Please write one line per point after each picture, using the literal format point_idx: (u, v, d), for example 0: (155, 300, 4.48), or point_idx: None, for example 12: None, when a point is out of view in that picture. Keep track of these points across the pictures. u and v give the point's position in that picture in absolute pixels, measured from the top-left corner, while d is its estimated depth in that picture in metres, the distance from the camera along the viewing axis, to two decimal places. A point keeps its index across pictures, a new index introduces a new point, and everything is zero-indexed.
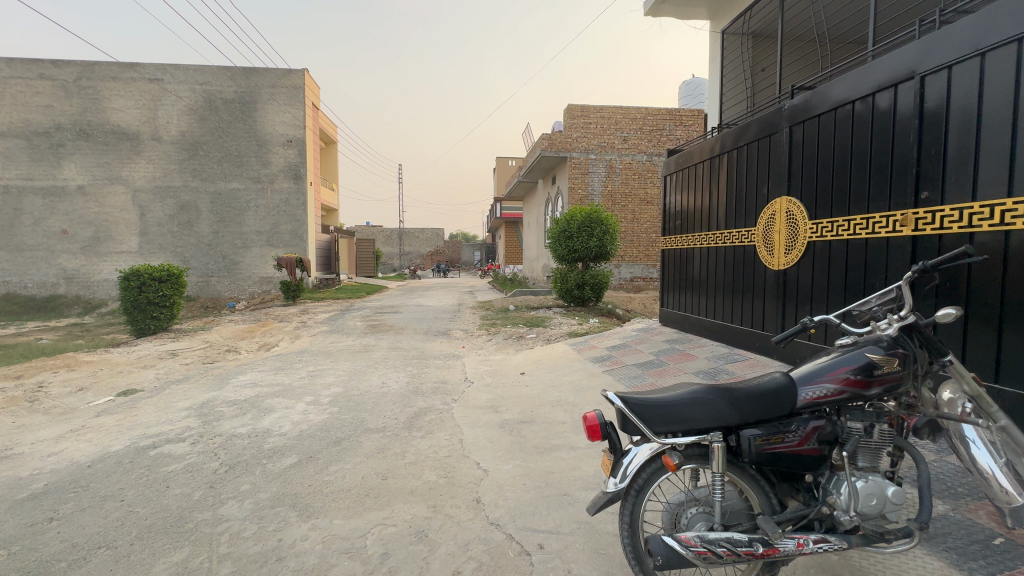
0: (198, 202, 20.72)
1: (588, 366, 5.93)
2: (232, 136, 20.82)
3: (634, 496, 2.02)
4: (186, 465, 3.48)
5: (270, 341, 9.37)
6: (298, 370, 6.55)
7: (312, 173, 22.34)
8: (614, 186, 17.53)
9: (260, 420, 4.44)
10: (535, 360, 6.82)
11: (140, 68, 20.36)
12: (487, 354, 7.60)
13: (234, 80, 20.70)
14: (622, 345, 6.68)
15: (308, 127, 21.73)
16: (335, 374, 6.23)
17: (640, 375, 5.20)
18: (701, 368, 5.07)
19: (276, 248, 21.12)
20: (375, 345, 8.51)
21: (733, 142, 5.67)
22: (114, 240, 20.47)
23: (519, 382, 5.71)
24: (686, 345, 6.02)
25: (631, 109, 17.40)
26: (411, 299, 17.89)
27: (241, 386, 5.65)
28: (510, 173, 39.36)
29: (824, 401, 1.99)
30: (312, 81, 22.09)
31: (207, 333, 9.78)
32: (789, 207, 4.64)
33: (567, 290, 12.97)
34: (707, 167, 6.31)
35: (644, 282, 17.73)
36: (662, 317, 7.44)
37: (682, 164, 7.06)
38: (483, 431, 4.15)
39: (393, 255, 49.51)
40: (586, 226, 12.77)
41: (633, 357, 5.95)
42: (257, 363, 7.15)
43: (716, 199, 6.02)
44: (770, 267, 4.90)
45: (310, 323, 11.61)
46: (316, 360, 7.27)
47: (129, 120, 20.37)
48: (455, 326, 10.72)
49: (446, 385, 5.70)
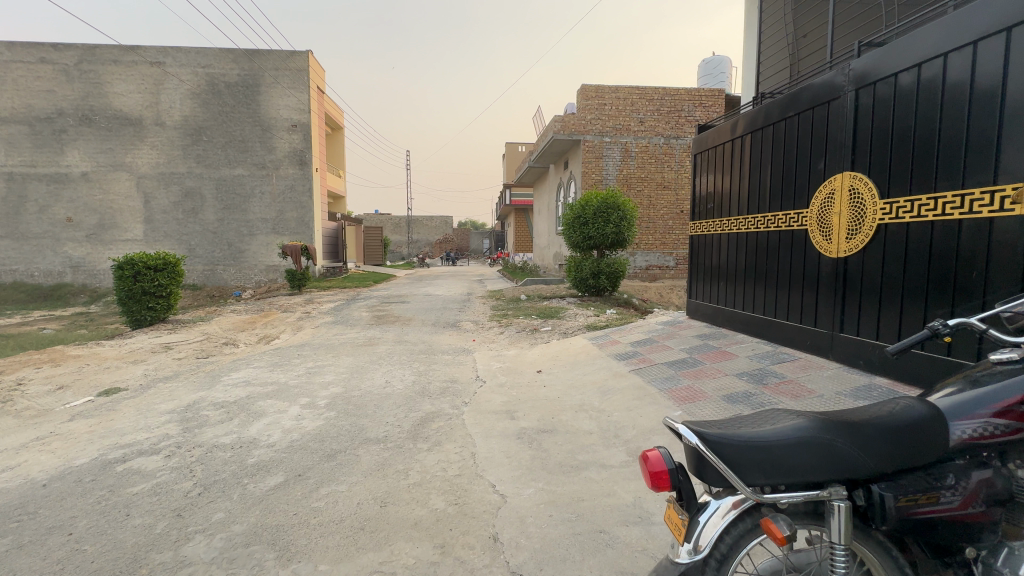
0: (202, 188, 20.32)
1: (612, 365, 5.35)
2: (235, 121, 20.31)
3: (715, 570, 1.43)
4: (154, 486, 2.99)
5: (271, 332, 8.92)
6: (296, 366, 6.07)
7: (318, 159, 21.80)
8: (630, 170, 16.77)
9: (248, 427, 3.95)
10: (552, 356, 6.27)
11: (141, 50, 19.84)
12: (499, 348, 7.07)
13: (237, 63, 20.15)
14: (649, 341, 6.08)
15: (313, 111, 21.14)
16: (337, 371, 5.75)
17: (674, 377, 4.60)
18: (744, 368, 4.45)
19: (281, 236, 20.73)
20: (380, 338, 8.01)
21: (780, 112, 4.98)
22: (119, 228, 20.19)
23: (535, 382, 5.17)
24: (722, 341, 5.40)
25: (648, 89, 16.58)
26: (420, 288, 17.40)
27: (233, 385, 5.17)
28: (519, 159, 38.47)
29: (986, 443, 1.42)
30: (316, 63, 21.44)
31: (206, 325, 9.37)
32: (853, 184, 3.98)
33: (582, 279, 12.38)
34: (745, 143, 5.63)
35: (659, 271, 17.03)
36: (689, 309, 6.85)
37: (715, 140, 6.36)
38: (497, 443, 3.62)
39: (401, 243, 49.07)
40: (602, 211, 12.11)
41: (663, 355, 5.34)
42: (255, 358, 6.69)
43: (758, 178, 5.36)
44: (826, 254, 4.26)
45: (314, 314, 11.16)
46: (316, 354, 6.79)
47: (132, 105, 19.94)
48: (465, 318, 10.20)
49: (455, 385, 5.18)
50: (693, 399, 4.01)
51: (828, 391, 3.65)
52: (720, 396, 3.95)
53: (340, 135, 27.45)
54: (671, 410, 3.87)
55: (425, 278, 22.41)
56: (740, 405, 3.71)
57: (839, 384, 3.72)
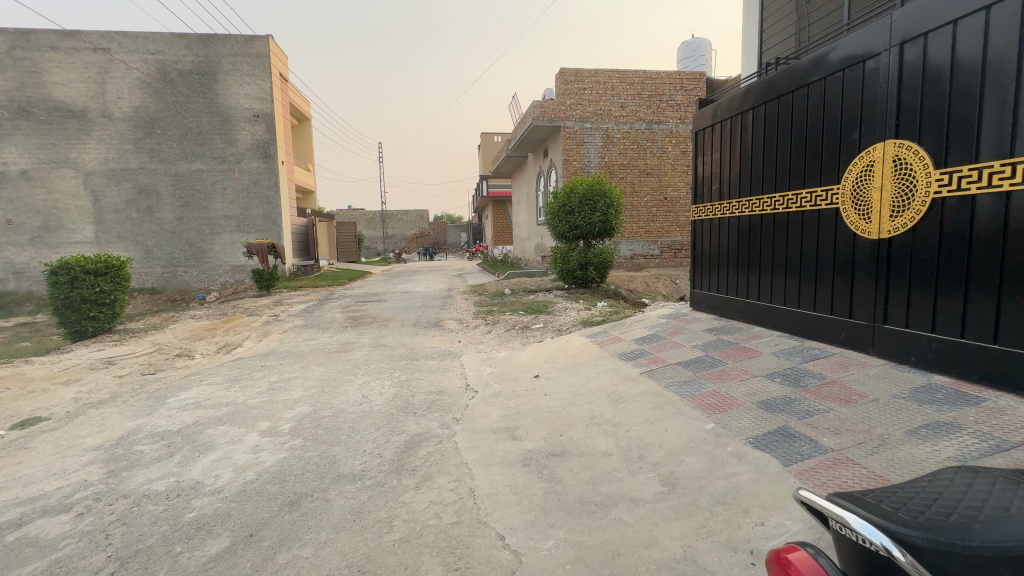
0: (158, 185, 18.89)
1: (619, 367, 4.75)
2: (191, 111, 18.89)
3: None
4: (51, 564, 2.24)
5: (233, 340, 8.05)
6: (258, 380, 5.29)
7: (284, 151, 20.59)
8: (612, 157, 16.25)
9: (191, 465, 3.21)
10: (548, 358, 5.66)
11: (83, 36, 18.24)
12: (488, 349, 6.41)
13: (191, 48, 18.73)
14: (655, 337, 5.50)
15: (276, 100, 19.92)
16: (306, 385, 5.01)
17: (694, 380, 4.03)
18: (773, 367, 3.90)
19: (247, 234, 19.52)
20: (355, 343, 7.24)
21: (799, 78, 4.43)
22: (67, 229, 18.65)
23: (534, 390, 4.56)
24: (738, 337, 4.87)
25: (629, 72, 16.03)
26: (397, 285, 16.54)
27: (179, 408, 4.38)
28: (495, 150, 37.62)
29: None
30: (278, 49, 20.17)
31: (158, 334, 8.41)
32: (898, 155, 3.46)
33: (569, 271, 11.80)
34: (757, 117, 5.09)
35: (644, 260, 16.62)
36: (694, 300, 6.36)
37: (718, 116, 5.80)
38: (500, 474, 2.99)
39: (376, 239, 47.72)
40: (588, 199, 11.53)
41: (675, 354, 4.76)
42: (211, 371, 5.86)
43: (773, 155, 4.83)
44: (865, 236, 3.74)
45: (282, 317, 10.27)
46: (282, 365, 6.01)
47: (74, 95, 18.34)
48: (448, 316, 9.48)
49: (442, 397, 4.51)
50: (724, 408, 3.43)
51: (882, 395, 3.13)
52: (754, 403, 3.39)
53: (307, 126, 26.15)
54: (701, 422, 3.28)
55: (402, 274, 21.53)
56: (782, 415, 3.15)
57: (894, 386, 3.20)
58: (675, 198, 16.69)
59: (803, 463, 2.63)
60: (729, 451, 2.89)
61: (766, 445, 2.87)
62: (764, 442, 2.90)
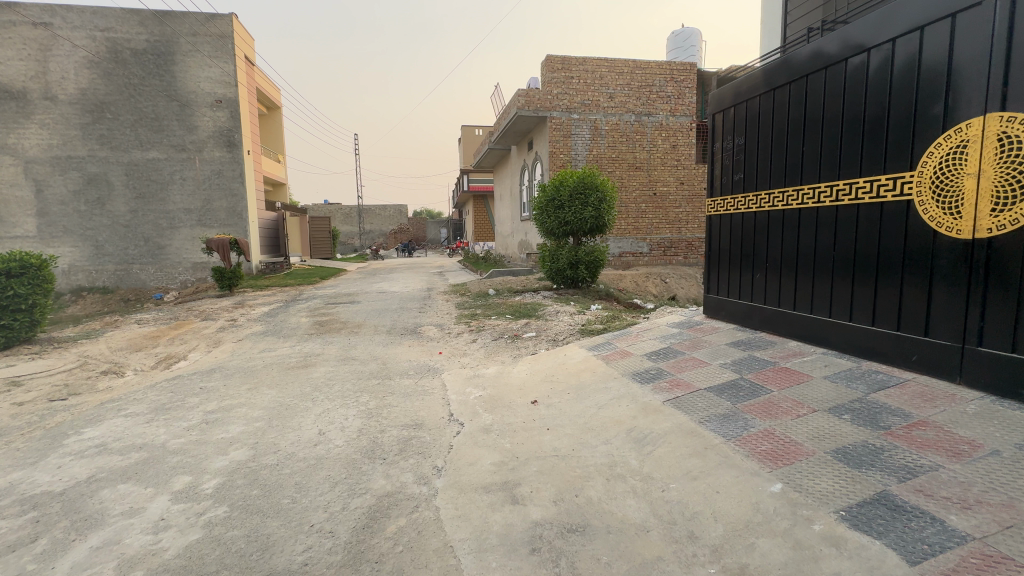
0: (109, 174, 17.31)
1: (635, 394, 3.89)
2: (146, 95, 17.32)
3: None
4: None
5: (178, 351, 6.96)
6: (191, 408, 4.30)
7: (250, 140, 19.22)
8: (600, 150, 15.47)
9: (56, 559, 2.25)
10: (546, 377, 4.82)
11: (21, 8, 16.50)
12: (473, 364, 5.51)
13: (145, 26, 17.15)
14: (671, 353, 4.67)
15: (241, 84, 18.49)
16: (249, 416, 4.03)
17: (735, 415, 3.21)
18: (836, 399, 3.11)
19: (209, 228, 18.10)
20: (320, 355, 6.26)
21: (859, 41, 3.64)
22: (5, 222, 16.95)
23: (534, 423, 3.72)
24: (775, 354, 4.10)
25: (618, 61, 15.24)
26: (373, 284, 15.49)
27: (75, 455, 3.37)
28: (476, 143, 36.64)
29: None
30: (243, 30, 18.72)
31: (89, 345, 7.23)
32: (1004, 132, 2.73)
33: (558, 270, 10.99)
34: (796, 92, 4.29)
35: (633, 259, 16.00)
36: (708, 307, 5.61)
37: (744, 94, 4.98)
38: (500, 568, 2.12)
39: (353, 234, 46.06)
40: (579, 193, 10.70)
41: (702, 377, 3.94)
42: (138, 395, 4.82)
43: (816, 138, 4.06)
44: (955, 235, 3.00)
45: (240, 322, 9.15)
46: (228, 386, 5.01)
47: (12, 75, 16.61)
48: (427, 321, 8.55)
49: (419, 435, 3.61)
50: (791, 458, 2.62)
51: (1003, 445, 2.37)
52: (828, 453, 2.60)
53: (277, 115, 24.66)
54: (765, 482, 2.47)
55: (378, 272, 20.27)
56: (875, 473, 2.36)
57: (1011, 432, 2.45)
58: (665, 193, 16.01)
59: (937, 560, 1.83)
60: (817, 533, 2.08)
61: (870, 525, 2.06)
62: (864, 518, 2.11)
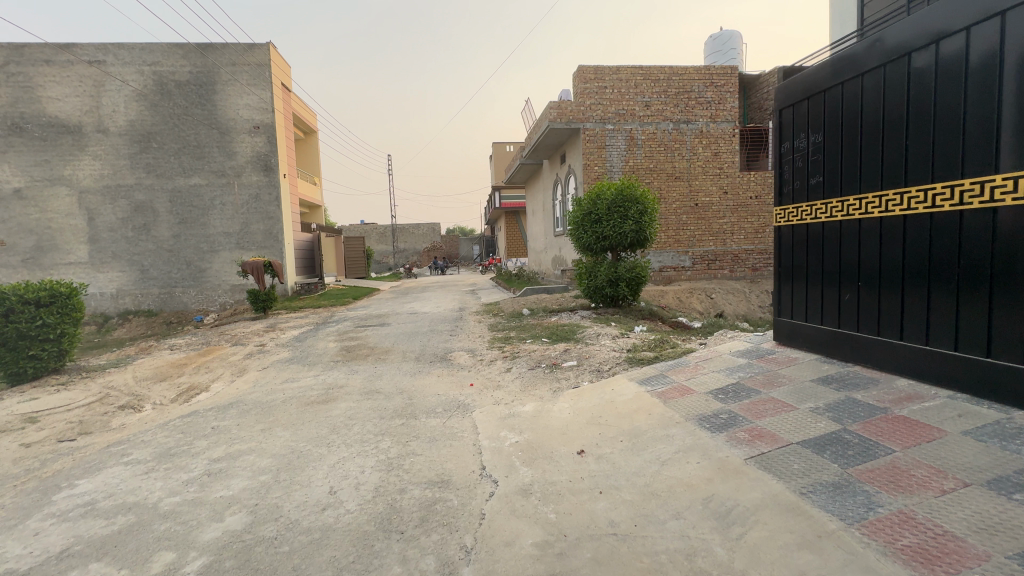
0: (154, 201, 17.92)
1: (706, 446, 3.19)
2: (188, 124, 17.94)
3: None
4: None
5: (201, 381, 6.67)
6: (196, 455, 3.87)
7: (286, 164, 19.56)
8: (636, 160, 14.78)
9: None
10: (592, 418, 4.15)
11: (77, 48, 17.50)
12: (509, 400, 4.90)
13: (189, 58, 17.84)
14: (744, 392, 3.91)
15: (278, 110, 18.89)
16: (256, 468, 3.55)
17: (850, 485, 2.47)
18: (996, 469, 2.32)
19: (246, 251, 18.40)
20: (343, 387, 5.81)
21: (994, 5, 2.86)
22: (60, 250, 17.75)
23: (582, 484, 3.07)
24: (882, 397, 3.29)
25: (653, 69, 14.59)
26: (404, 304, 15.21)
27: (58, 518, 2.96)
28: (507, 160, 36.58)
29: None
30: (280, 58, 19.23)
31: (116, 374, 7.08)
32: None
33: (596, 288, 10.31)
34: (893, 75, 3.51)
35: (674, 273, 15.11)
36: (781, 334, 4.82)
37: (819, 83, 4.22)
38: None
39: (387, 253, 46.70)
40: (617, 206, 10.03)
41: (791, 425, 3.20)
42: (146, 436, 4.45)
43: (926, 128, 3.28)
44: None
45: (268, 348, 8.90)
46: (242, 425, 4.59)
47: (69, 110, 17.55)
48: (457, 345, 8.01)
49: (446, 497, 3.02)
50: (956, 564, 1.87)
51: None
52: (1011, 558, 1.84)
53: (313, 139, 25.24)
54: None
55: (411, 291, 20.11)
56: None
57: None
58: (707, 204, 15.08)
59: None
60: None
61: None
62: None
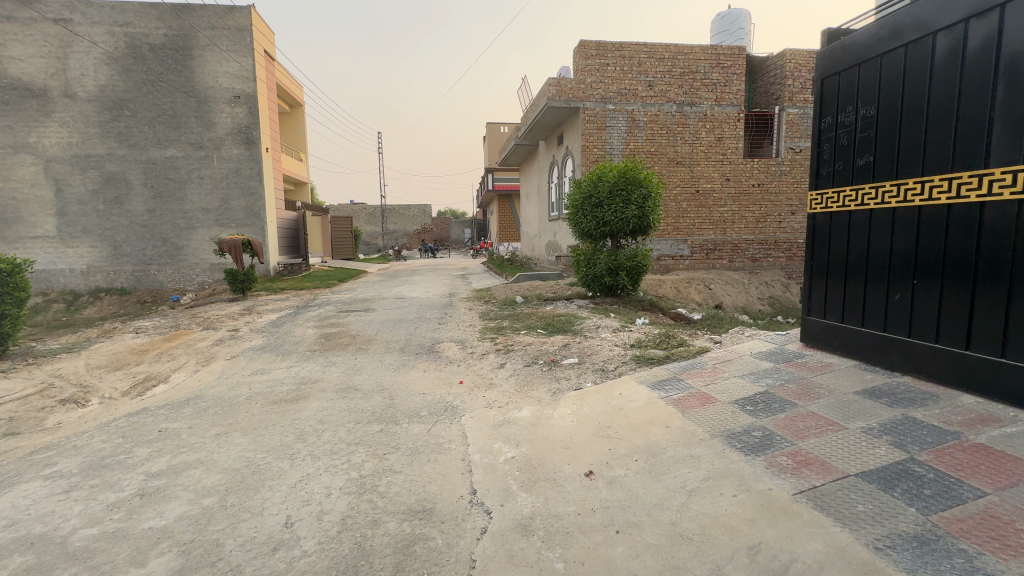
0: (127, 173, 16.89)
1: (743, 474, 2.65)
2: (163, 91, 16.81)
3: None
4: None
5: (160, 371, 6.02)
6: (132, 468, 3.25)
7: (269, 137, 18.52)
8: (637, 143, 14.14)
9: None
10: (599, 429, 3.61)
11: (41, 5, 16.22)
12: (503, 403, 4.34)
13: (163, 20, 16.64)
14: (777, 403, 3.38)
15: (260, 80, 17.77)
16: (201, 488, 2.95)
17: (940, 541, 1.95)
18: None
19: (226, 228, 17.51)
20: (318, 382, 5.21)
21: None
22: (25, 222, 16.71)
23: (595, 519, 2.52)
24: (949, 418, 2.78)
25: (658, 47, 13.86)
26: (392, 288, 14.55)
27: None
28: (501, 140, 35.58)
29: None
30: (262, 23, 18.03)
31: (68, 361, 6.39)
32: None
33: (595, 276, 9.75)
34: (978, 33, 2.91)
35: (672, 262, 14.63)
36: (811, 334, 4.30)
37: (875, 46, 3.60)
38: None
39: (376, 234, 45.64)
40: (619, 189, 9.40)
41: (843, 450, 2.67)
42: (80, 440, 3.81)
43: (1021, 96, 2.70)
44: None
45: (242, 333, 8.23)
46: (194, 428, 3.97)
47: (33, 73, 16.34)
48: (446, 335, 7.42)
49: (428, 533, 2.46)
50: None
51: None
52: None
53: (299, 113, 24.11)
54: None
55: (399, 274, 19.43)
56: None
57: None
58: (709, 190, 14.50)
59: None
60: None
61: None
62: None
